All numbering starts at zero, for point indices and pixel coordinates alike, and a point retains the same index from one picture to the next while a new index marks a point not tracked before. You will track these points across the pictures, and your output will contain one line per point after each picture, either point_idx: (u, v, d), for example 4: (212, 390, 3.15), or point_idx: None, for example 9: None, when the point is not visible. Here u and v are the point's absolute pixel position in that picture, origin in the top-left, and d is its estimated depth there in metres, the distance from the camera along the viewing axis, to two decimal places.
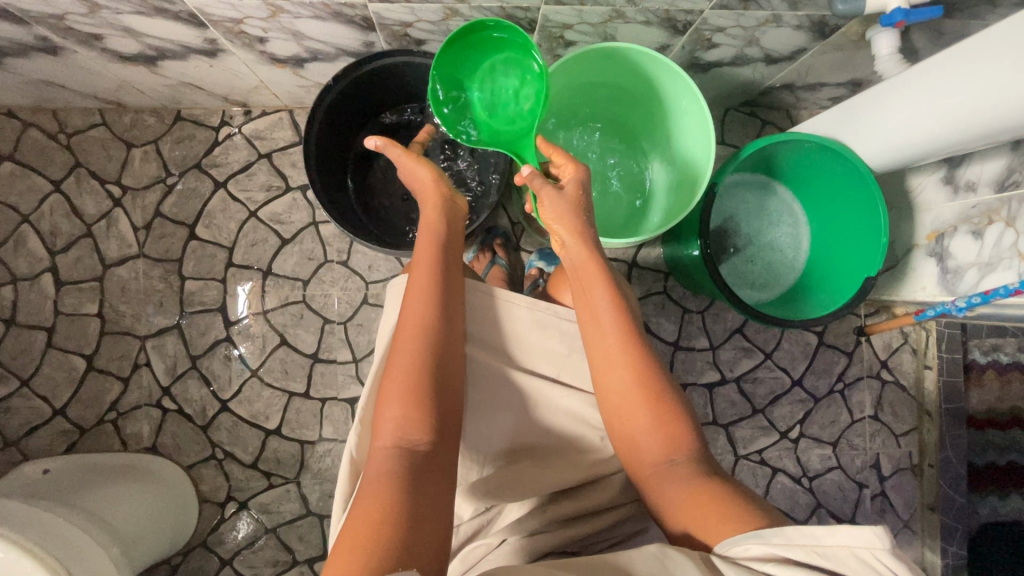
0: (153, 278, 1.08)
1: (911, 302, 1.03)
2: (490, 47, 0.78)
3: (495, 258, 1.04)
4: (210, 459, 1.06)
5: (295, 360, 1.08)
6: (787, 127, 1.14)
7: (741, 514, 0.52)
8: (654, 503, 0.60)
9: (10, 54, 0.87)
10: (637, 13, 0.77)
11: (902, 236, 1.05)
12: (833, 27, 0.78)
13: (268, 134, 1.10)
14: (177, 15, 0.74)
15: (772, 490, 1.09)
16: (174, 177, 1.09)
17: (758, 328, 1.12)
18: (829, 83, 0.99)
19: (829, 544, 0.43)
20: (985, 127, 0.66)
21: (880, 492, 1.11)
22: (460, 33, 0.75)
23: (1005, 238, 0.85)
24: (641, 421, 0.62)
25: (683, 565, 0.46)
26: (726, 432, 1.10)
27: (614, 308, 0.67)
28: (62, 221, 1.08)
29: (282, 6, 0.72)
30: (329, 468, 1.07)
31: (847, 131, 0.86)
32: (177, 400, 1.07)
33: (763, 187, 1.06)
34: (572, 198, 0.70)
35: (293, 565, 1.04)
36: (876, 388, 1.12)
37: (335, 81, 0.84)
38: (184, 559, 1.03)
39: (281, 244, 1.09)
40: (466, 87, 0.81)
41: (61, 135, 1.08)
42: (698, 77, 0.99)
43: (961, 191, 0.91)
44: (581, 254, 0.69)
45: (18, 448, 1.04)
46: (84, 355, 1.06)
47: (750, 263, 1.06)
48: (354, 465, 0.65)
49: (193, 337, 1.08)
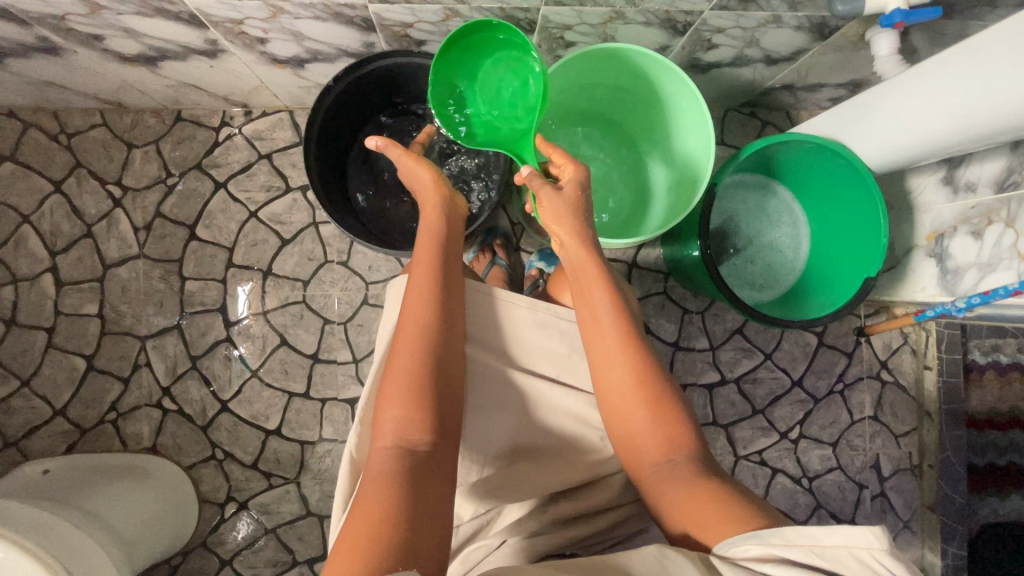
0: (154, 278, 1.08)
1: (911, 302, 1.03)
2: (490, 47, 0.78)
3: (495, 258, 1.04)
4: (210, 459, 1.06)
5: (295, 360, 1.08)
6: (787, 127, 1.14)
7: (740, 514, 0.52)
8: (654, 503, 0.60)
9: (10, 54, 0.87)
10: (638, 14, 0.77)
11: (902, 237, 1.05)
12: (833, 27, 0.78)
13: (268, 134, 1.10)
14: (178, 15, 0.74)
15: (772, 490, 1.09)
16: (175, 178, 1.10)
17: (758, 329, 1.12)
18: (830, 84, 0.99)
19: (829, 544, 0.43)
20: (986, 128, 0.66)
21: (880, 492, 1.11)
22: (459, 33, 0.75)
23: (1005, 238, 0.85)
24: (641, 421, 0.62)
25: (682, 565, 0.46)
26: (726, 432, 1.10)
27: (614, 308, 0.67)
28: (63, 221, 1.08)
29: (283, 6, 0.72)
30: (329, 468, 1.07)
31: (848, 131, 0.86)
32: (177, 400, 1.07)
33: (763, 188, 1.07)
34: (572, 198, 0.70)
35: (293, 565, 1.04)
36: (876, 388, 1.12)
37: (335, 81, 0.84)
38: (184, 559, 1.03)
39: (282, 244, 1.09)
40: (468, 88, 0.81)
41: (61, 136, 1.08)
42: (698, 77, 0.99)
43: (961, 191, 0.91)
44: (580, 254, 0.69)
45: (18, 448, 1.04)
46: (84, 356, 1.06)
47: (750, 263, 1.06)
48: (354, 464, 0.65)
49: (193, 337, 1.08)
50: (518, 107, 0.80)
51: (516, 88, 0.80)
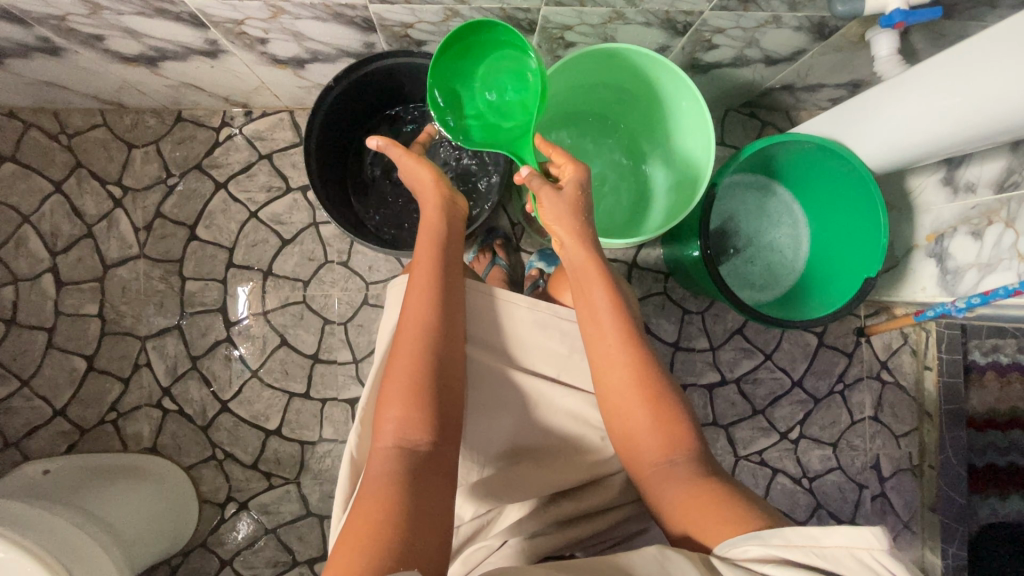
0: (154, 278, 1.08)
1: (911, 302, 1.03)
2: (488, 48, 0.79)
3: (495, 258, 1.04)
4: (210, 459, 1.06)
5: (295, 360, 1.08)
6: (787, 127, 1.14)
7: (740, 515, 0.52)
8: (654, 504, 0.60)
9: (11, 54, 0.87)
10: (638, 14, 0.77)
11: (902, 237, 1.05)
12: (833, 28, 0.79)
13: (268, 134, 1.10)
14: (178, 15, 0.74)
15: (772, 490, 1.09)
16: (175, 178, 1.10)
17: (758, 329, 1.12)
18: (830, 84, 0.99)
19: (829, 545, 0.43)
20: (986, 127, 0.66)
21: (880, 493, 1.11)
22: (458, 33, 0.75)
23: (1005, 239, 0.86)
24: (641, 422, 0.62)
25: (682, 566, 0.46)
26: (726, 432, 1.10)
27: (614, 308, 0.67)
28: (63, 222, 1.08)
29: (283, 6, 0.72)
30: (329, 469, 1.07)
31: (847, 132, 0.86)
32: (177, 401, 1.07)
33: (763, 188, 1.06)
34: (572, 198, 0.70)
35: (293, 565, 1.04)
36: (876, 389, 1.12)
37: (335, 82, 0.84)
38: (184, 559, 1.03)
39: (282, 244, 1.10)
40: (467, 88, 0.81)
41: (62, 136, 1.08)
42: (698, 78, 0.99)
43: (961, 191, 0.92)
44: (580, 254, 0.69)
45: (18, 448, 1.04)
46: (85, 356, 1.06)
47: (750, 264, 1.06)
48: (354, 465, 0.65)
49: (194, 337, 1.08)
50: (518, 107, 0.80)
51: (515, 88, 0.80)
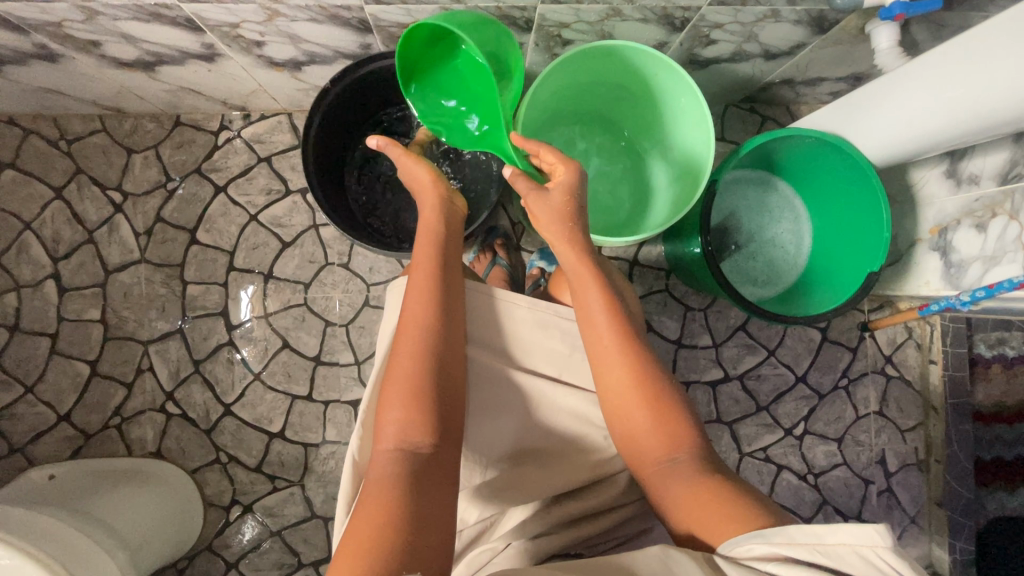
0: (156, 283, 1.09)
1: (915, 296, 1.03)
2: (446, 37, 0.75)
3: (495, 258, 1.04)
4: (214, 462, 1.06)
5: (298, 362, 1.08)
6: (787, 122, 1.14)
7: (742, 512, 0.52)
8: (657, 503, 0.60)
9: (10, 62, 0.87)
10: (635, 11, 0.76)
11: (903, 231, 1.04)
12: (831, 21, 0.78)
13: (267, 137, 1.10)
14: (174, 20, 0.74)
15: (777, 487, 1.08)
16: (175, 182, 1.10)
17: (761, 326, 1.11)
18: (830, 78, 0.99)
19: (831, 542, 0.43)
20: (986, 118, 0.65)
21: (886, 488, 1.10)
22: (417, 34, 0.72)
23: (1009, 231, 0.85)
24: (641, 421, 0.62)
25: (687, 565, 0.45)
26: (729, 430, 1.09)
27: (613, 306, 0.66)
28: (64, 228, 1.08)
29: (279, 9, 0.72)
30: (333, 470, 1.07)
31: (850, 127, 0.86)
32: (180, 404, 1.07)
33: (764, 183, 1.05)
34: (567, 200, 0.69)
35: (298, 567, 1.04)
36: (881, 383, 1.11)
37: (333, 82, 0.84)
38: (190, 563, 1.03)
39: (282, 247, 1.10)
40: (442, 79, 0.79)
41: (61, 142, 1.09)
42: (697, 74, 0.99)
43: (964, 184, 0.91)
44: (578, 255, 0.68)
45: (23, 454, 1.04)
46: (88, 361, 1.07)
47: (750, 259, 1.05)
48: (357, 468, 0.65)
49: (196, 341, 1.08)
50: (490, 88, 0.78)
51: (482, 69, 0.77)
